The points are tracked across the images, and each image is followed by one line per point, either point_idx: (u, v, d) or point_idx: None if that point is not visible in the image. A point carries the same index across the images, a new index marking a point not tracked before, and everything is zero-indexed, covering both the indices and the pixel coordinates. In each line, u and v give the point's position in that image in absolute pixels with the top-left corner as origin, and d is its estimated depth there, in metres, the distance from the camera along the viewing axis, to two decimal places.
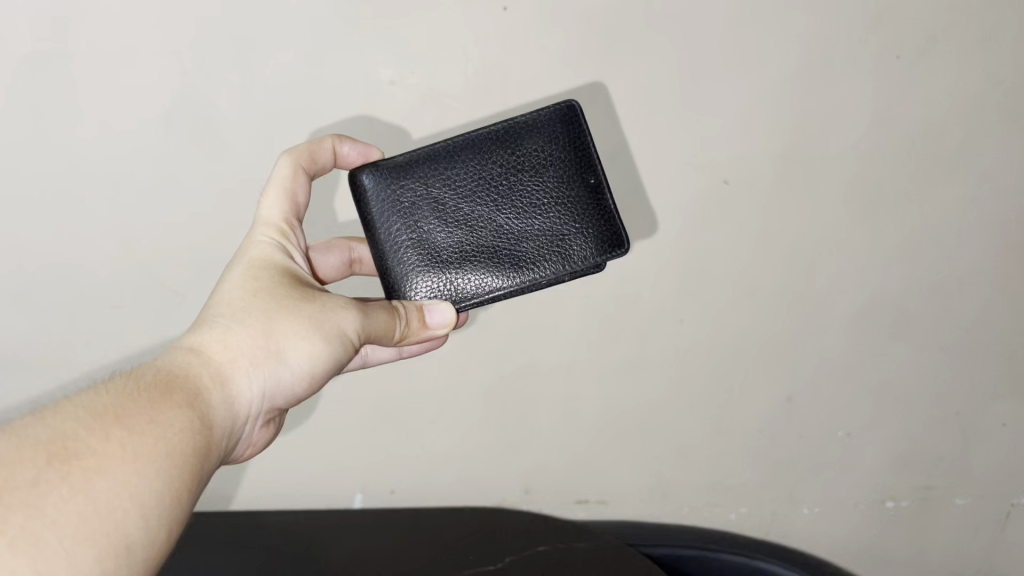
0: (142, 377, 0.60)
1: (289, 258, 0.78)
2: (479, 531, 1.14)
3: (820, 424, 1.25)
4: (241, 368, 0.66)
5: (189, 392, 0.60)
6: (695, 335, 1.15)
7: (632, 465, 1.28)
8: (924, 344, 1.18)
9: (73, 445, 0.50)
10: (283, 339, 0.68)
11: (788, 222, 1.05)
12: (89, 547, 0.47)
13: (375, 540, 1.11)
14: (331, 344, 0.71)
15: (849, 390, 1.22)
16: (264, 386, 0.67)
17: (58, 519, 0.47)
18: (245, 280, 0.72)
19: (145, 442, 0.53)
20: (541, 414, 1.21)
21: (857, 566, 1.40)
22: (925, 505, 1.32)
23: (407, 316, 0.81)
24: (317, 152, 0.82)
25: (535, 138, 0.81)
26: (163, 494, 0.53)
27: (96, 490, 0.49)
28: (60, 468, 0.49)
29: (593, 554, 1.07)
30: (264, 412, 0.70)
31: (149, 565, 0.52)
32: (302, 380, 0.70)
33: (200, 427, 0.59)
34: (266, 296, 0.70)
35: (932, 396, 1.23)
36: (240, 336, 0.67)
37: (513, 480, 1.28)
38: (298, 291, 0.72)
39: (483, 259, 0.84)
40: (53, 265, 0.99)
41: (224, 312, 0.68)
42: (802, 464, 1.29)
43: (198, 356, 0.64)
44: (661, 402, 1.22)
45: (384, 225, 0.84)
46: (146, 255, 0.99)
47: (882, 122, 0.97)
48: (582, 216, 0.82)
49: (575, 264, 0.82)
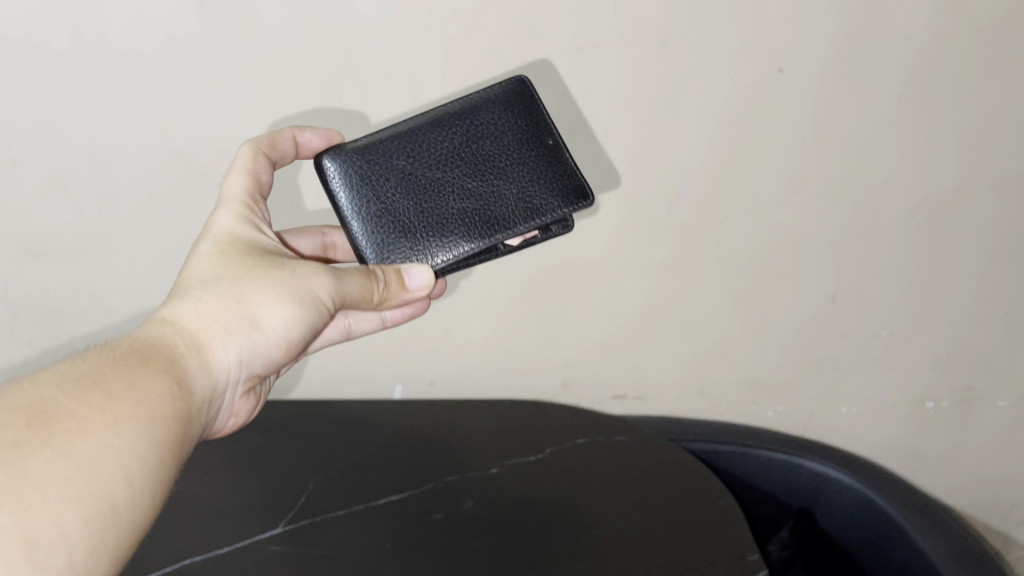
0: (118, 347, 0.64)
1: (255, 229, 0.80)
2: (518, 422, 1.15)
3: (863, 323, 1.23)
4: (216, 336, 0.70)
5: (165, 359, 0.64)
6: (740, 231, 1.13)
7: (671, 361, 1.29)
8: (977, 244, 1.14)
9: (54, 410, 0.53)
10: (256, 305, 0.72)
11: (842, 113, 1.01)
12: (73, 506, 0.50)
13: (417, 429, 1.13)
14: (305, 307, 0.75)
15: (894, 290, 1.19)
16: (241, 352, 0.72)
17: (41, 477, 0.49)
18: (215, 252, 0.76)
19: (124, 411, 0.56)
20: (581, 310, 1.21)
21: (894, 465, 1.41)
22: (965, 405, 1.31)
23: (386, 278, 0.83)
24: (278, 140, 0.85)
25: (490, 107, 0.87)
26: (146, 456, 0.56)
27: (77, 451, 0.52)
28: (42, 430, 0.51)
29: (634, 446, 1.09)
30: (243, 376, 0.74)
31: (136, 523, 0.54)
32: (278, 344, 0.75)
33: (177, 390, 0.62)
34: (237, 265, 0.74)
35: (980, 297, 1.20)
36: (213, 306, 0.71)
37: (552, 373, 1.29)
38: (269, 259, 0.76)
39: (450, 225, 0.86)
40: (96, 157, 0.98)
41: (197, 282, 0.72)
42: (842, 365, 1.28)
43: (173, 326, 0.68)
44: (702, 298, 1.21)
45: (353, 201, 0.88)
46: (183, 143, 0.98)
47: (950, 7, 0.92)
48: (543, 171, 0.87)
49: (541, 216, 0.86)
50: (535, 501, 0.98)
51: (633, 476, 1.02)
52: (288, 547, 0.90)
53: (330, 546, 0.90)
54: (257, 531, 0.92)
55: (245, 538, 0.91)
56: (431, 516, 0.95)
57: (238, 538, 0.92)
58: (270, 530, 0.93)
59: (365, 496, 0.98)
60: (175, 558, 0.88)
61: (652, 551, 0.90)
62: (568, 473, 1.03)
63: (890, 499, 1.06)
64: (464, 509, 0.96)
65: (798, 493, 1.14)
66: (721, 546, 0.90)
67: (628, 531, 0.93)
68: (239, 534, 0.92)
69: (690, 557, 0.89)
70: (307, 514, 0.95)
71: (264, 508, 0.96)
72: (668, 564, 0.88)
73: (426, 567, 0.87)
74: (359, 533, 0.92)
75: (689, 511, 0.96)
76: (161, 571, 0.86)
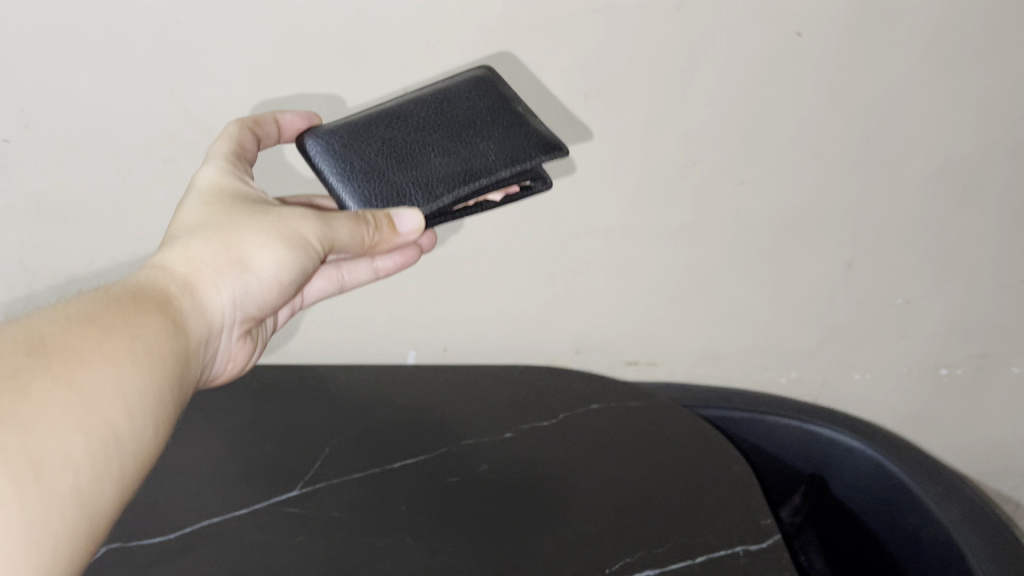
0: (110, 291, 0.64)
1: (239, 182, 0.80)
2: (532, 388, 1.16)
3: (878, 289, 1.23)
4: (206, 279, 0.71)
5: (156, 301, 0.64)
6: (756, 197, 1.12)
7: (685, 327, 1.28)
8: (995, 210, 1.13)
9: (51, 340, 0.53)
10: (245, 248, 0.73)
11: (860, 78, 1.00)
12: (78, 432, 0.50)
13: (431, 395, 1.13)
14: (295, 249, 0.75)
15: (910, 256, 1.19)
16: (233, 294, 0.73)
17: (45, 402, 0.49)
18: (203, 202, 0.76)
19: (119, 347, 0.56)
20: (595, 276, 1.21)
21: (908, 433, 1.40)
22: (980, 372, 1.31)
23: (377, 223, 0.76)
24: (261, 120, 0.87)
25: (463, 83, 0.88)
26: (143, 395, 0.56)
27: (78, 381, 0.52)
28: (42, 359, 0.51)
29: (647, 411, 1.09)
30: (236, 320, 0.75)
31: (136, 458, 0.54)
32: (270, 287, 0.76)
33: (169, 332, 0.63)
34: (224, 213, 0.74)
35: (997, 264, 1.19)
36: (202, 250, 0.71)
37: (565, 338, 1.29)
38: (255, 206, 0.76)
39: (428, 178, 0.82)
40: (109, 121, 0.98)
41: (186, 231, 0.73)
42: (856, 332, 1.28)
43: (163, 272, 0.69)
44: (717, 265, 1.20)
45: (333, 170, 0.84)
46: (196, 108, 0.98)
47: None
48: (519, 128, 0.84)
49: (520, 159, 0.81)
50: (549, 466, 0.98)
51: (646, 442, 1.03)
52: (306, 509, 0.91)
53: (347, 508, 0.91)
54: (275, 493, 0.93)
55: (262, 500, 0.92)
56: (446, 479, 0.96)
57: (255, 500, 0.92)
58: (287, 493, 0.94)
59: (381, 460, 0.99)
60: (195, 519, 0.90)
61: (665, 515, 0.90)
62: (581, 438, 1.04)
63: (904, 465, 1.06)
64: (478, 473, 0.97)
65: (811, 460, 1.15)
66: (734, 510, 0.91)
67: (640, 495, 0.93)
68: (256, 496, 0.93)
69: (702, 522, 0.89)
70: (323, 477, 0.96)
71: (281, 471, 0.97)
72: (680, 528, 0.88)
73: (442, 529, 0.88)
74: (375, 496, 0.93)
75: (702, 476, 0.97)
76: (182, 532, 0.88)
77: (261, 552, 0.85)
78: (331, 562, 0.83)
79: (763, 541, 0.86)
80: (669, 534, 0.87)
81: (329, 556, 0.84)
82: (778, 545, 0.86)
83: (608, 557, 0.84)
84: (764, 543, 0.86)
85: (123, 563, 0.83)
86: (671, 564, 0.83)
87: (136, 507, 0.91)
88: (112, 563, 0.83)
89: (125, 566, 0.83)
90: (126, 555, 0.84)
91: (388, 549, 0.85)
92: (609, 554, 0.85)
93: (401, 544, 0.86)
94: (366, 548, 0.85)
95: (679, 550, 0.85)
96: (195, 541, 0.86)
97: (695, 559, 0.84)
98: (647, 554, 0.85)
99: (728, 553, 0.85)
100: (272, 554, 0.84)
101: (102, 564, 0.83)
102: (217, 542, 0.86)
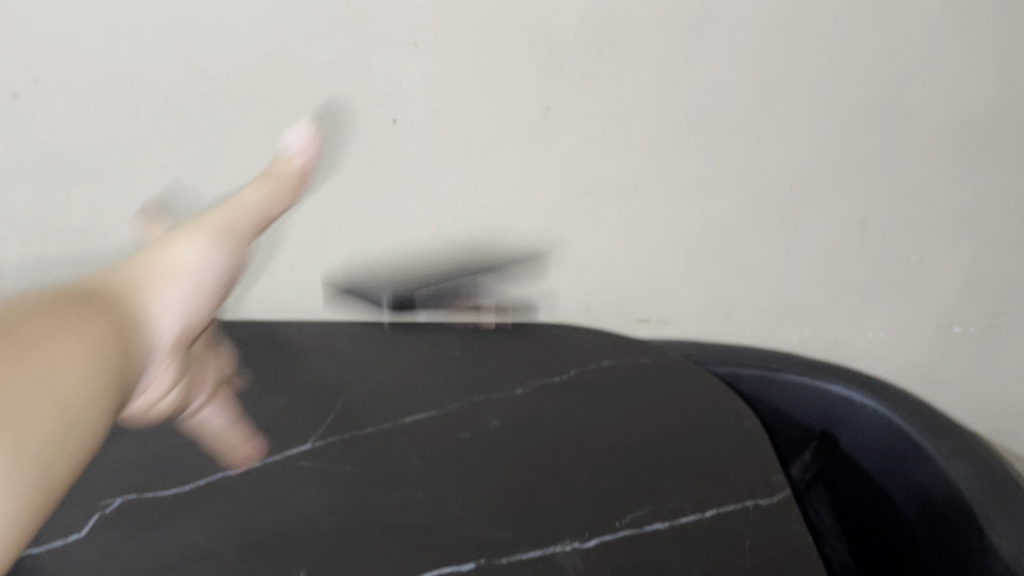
0: (64, 291, 0.70)
1: (173, 261, 0.88)
2: (543, 345, 1.16)
3: (892, 247, 1.22)
4: (149, 293, 0.82)
5: (102, 304, 0.71)
6: (771, 152, 1.11)
7: (696, 286, 1.28)
8: (1015, 167, 1.12)
9: (12, 327, 0.58)
10: (162, 293, 0.83)
11: (878, 29, 0.99)
12: (51, 416, 0.55)
13: (443, 350, 1.14)
14: (219, 255, 0.92)
15: (926, 214, 1.17)
16: (181, 308, 0.84)
17: (29, 372, 0.55)
18: (142, 263, 0.86)
19: (78, 340, 0.62)
20: (606, 232, 1.20)
21: (920, 392, 1.40)
22: (995, 330, 1.30)
23: (191, 263, 0.89)
24: (237, 205, 1.01)
25: None
26: (97, 391, 0.61)
27: (44, 362, 0.57)
28: (23, 343, 0.57)
29: (657, 363, 1.10)
30: (169, 353, 0.83)
31: (82, 458, 0.59)
32: (196, 307, 0.86)
33: (118, 343, 0.67)
34: (134, 270, 0.84)
35: (1015, 222, 1.18)
36: (144, 281, 0.83)
37: (577, 295, 1.28)
38: (155, 262, 0.87)
39: None
40: (130, 63, 1.02)
41: (127, 274, 0.82)
42: (870, 290, 1.27)
43: (116, 288, 0.78)
44: (729, 222, 1.19)
45: None
46: (217, 52, 1.01)
47: None
48: None
49: None
50: (560, 421, 0.99)
51: (657, 399, 1.03)
52: (318, 463, 0.92)
53: (360, 462, 0.92)
54: (288, 447, 0.94)
55: (276, 453, 0.93)
56: (458, 434, 0.96)
57: (268, 453, 0.93)
58: (300, 446, 0.94)
59: (393, 415, 1.00)
60: (209, 471, 0.90)
61: (675, 470, 0.90)
62: (592, 394, 1.04)
63: (915, 422, 1.05)
64: (490, 428, 0.98)
65: (821, 417, 1.15)
66: (743, 466, 0.91)
67: (650, 451, 0.94)
68: (269, 449, 0.94)
69: (712, 477, 0.89)
70: (336, 431, 0.97)
71: (294, 425, 0.98)
72: (690, 483, 0.88)
73: (453, 483, 0.89)
74: (388, 450, 0.94)
75: (713, 432, 0.97)
76: (197, 484, 0.89)
77: (275, 504, 0.86)
78: (344, 514, 0.84)
79: (772, 496, 0.86)
80: (678, 489, 0.88)
81: (342, 507, 0.85)
82: (787, 501, 0.86)
83: (617, 511, 0.85)
84: (773, 498, 0.86)
85: (139, 514, 0.84)
86: (680, 518, 0.84)
87: (151, 459, 0.92)
88: (129, 514, 0.84)
89: (141, 516, 0.84)
90: (143, 506, 0.85)
91: (400, 502, 0.86)
92: (619, 508, 0.85)
93: (413, 497, 0.87)
94: (378, 500, 0.86)
95: (688, 505, 0.86)
96: (210, 493, 0.87)
97: (705, 513, 0.84)
98: (657, 508, 0.85)
99: (738, 508, 0.85)
100: (286, 506, 0.85)
101: (119, 515, 0.84)
102: (232, 494, 0.87)
